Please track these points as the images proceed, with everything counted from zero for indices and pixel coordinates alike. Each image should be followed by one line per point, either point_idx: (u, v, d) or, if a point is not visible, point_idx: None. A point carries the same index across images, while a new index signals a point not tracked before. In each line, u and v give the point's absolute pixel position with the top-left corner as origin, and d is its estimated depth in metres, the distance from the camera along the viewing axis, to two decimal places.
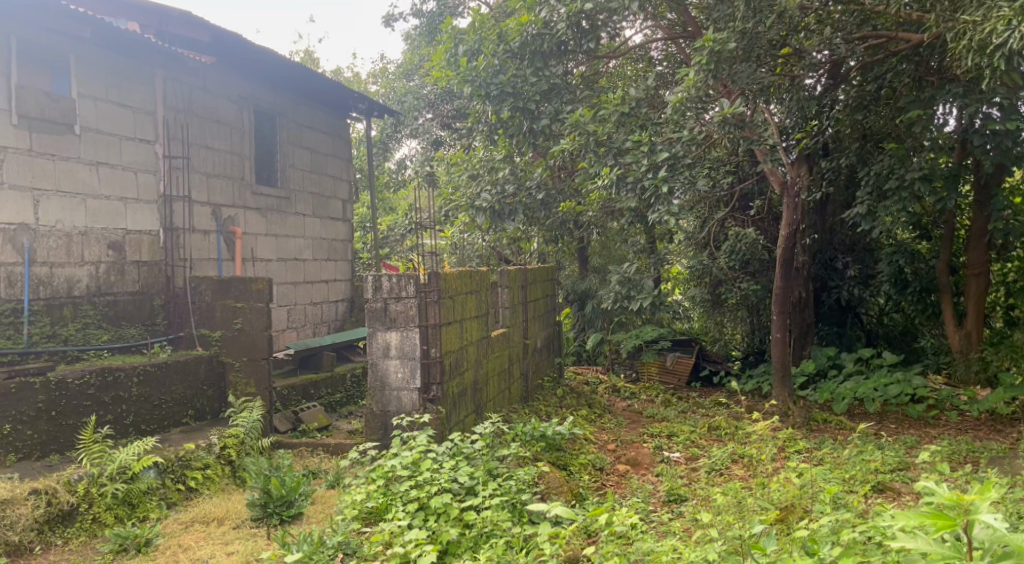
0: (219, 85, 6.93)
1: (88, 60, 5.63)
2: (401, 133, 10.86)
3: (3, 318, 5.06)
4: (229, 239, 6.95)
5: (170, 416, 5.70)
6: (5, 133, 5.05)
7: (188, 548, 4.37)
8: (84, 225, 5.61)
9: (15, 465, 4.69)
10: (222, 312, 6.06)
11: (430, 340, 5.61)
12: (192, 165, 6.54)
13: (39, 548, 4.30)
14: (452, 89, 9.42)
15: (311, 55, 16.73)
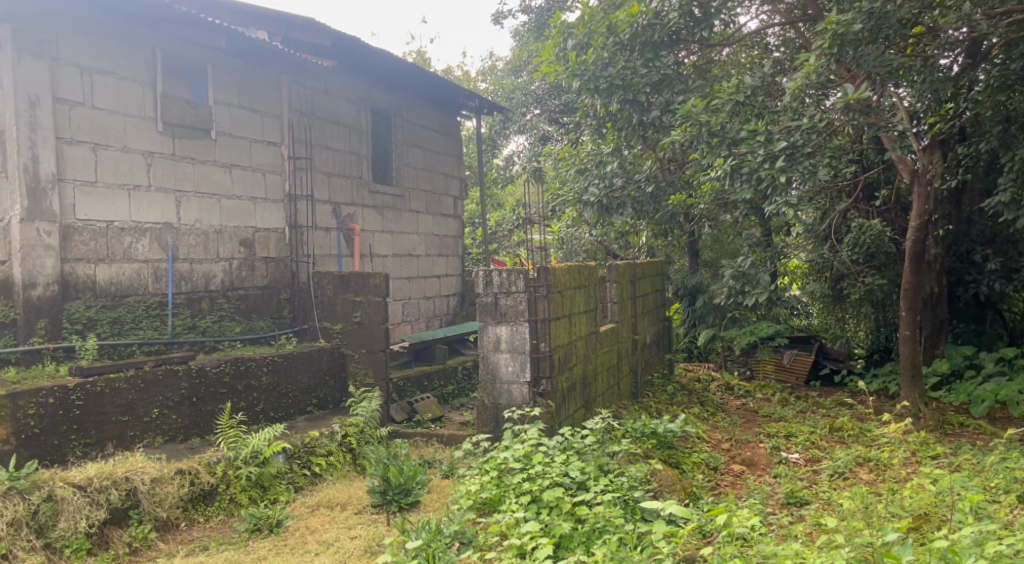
0: (340, 88, 7.22)
1: (222, 69, 6.01)
2: (509, 129, 11.01)
3: (150, 310, 5.49)
4: (349, 236, 7.22)
5: (297, 404, 6.02)
6: (151, 139, 5.46)
7: (316, 531, 4.64)
8: (219, 224, 5.99)
9: (162, 447, 5.09)
10: (342, 306, 6.31)
11: (539, 334, 5.65)
12: (315, 165, 6.85)
13: (184, 524, 4.66)
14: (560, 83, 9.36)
15: (423, 54, 17.21)
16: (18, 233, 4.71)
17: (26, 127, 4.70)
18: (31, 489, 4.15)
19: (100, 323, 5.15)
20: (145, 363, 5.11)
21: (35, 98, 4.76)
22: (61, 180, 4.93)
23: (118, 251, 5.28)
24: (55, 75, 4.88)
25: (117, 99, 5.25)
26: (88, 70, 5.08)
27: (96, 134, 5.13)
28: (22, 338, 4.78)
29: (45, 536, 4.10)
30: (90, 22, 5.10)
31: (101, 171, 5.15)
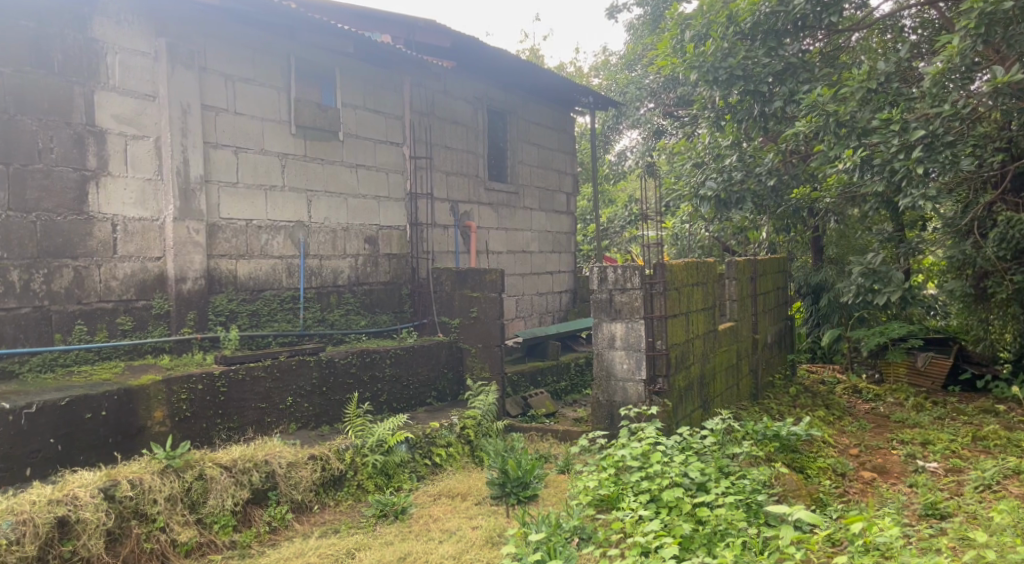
0: (459, 87, 7.39)
1: (350, 73, 6.29)
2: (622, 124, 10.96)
3: (284, 304, 5.83)
4: (465, 233, 7.38)
5: (417, 396, 6.23)
6: (286, 142, 5.80)
7: (438, 519, 4.78)
8: (346, 221, 6.28)
9: (296, 433, 5.40)
10: (460, 301, 6.48)
11: (656, 332, 5.56)
12: (435, 164, 7.05)
13: (317, 507, 4.91)
14: (676, 75, 9.18)
15: (537, 51, 17.51)
16: (171, 231, 5.12)
17: (178, 133, 5.12)
18: (185, 468, 4.45)
19: (241, 315, 5.53)
20: (281, 353, 5.44)
21: (186, 106, 5.16)
22: (208, 182, 5.33)
23: (256, 247, 5.64)
24: (203, 84, 5.28)
25: (255, 105, 5.61)
26: (231, 78, 5.46)
27: (238, 138, 5.50)
28: (175, 328, 5.20)
29: (197, 512, 4.39)
30: (233, 33, 5.48)
31: (242, 173, 5.53)
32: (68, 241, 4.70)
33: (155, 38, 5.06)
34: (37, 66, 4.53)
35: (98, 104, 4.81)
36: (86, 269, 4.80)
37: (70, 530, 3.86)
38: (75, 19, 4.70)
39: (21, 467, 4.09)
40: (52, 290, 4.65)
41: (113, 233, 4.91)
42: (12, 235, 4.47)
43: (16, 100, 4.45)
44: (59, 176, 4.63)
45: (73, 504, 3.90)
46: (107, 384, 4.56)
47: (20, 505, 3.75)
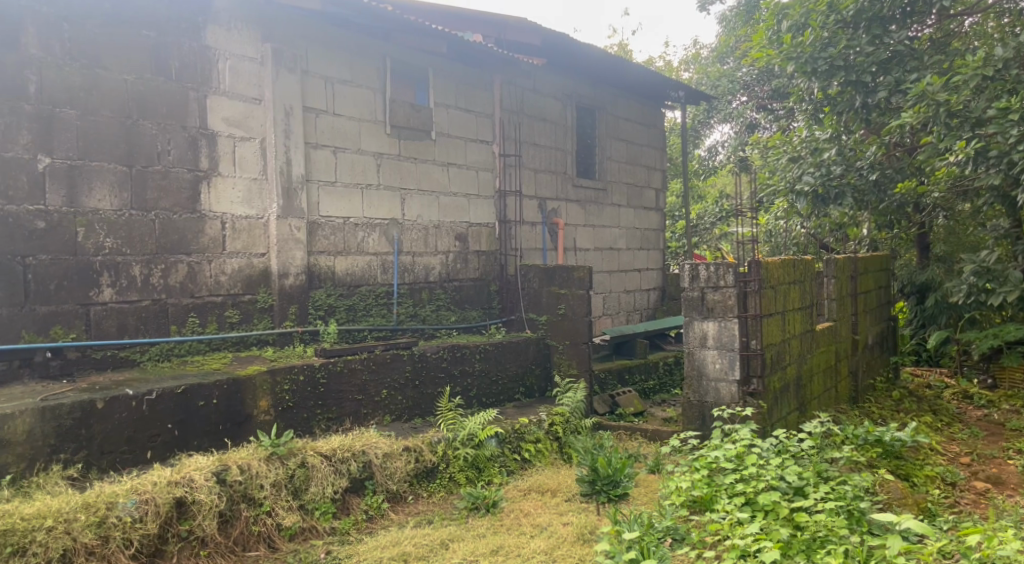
0: (548, 84, 7.44)
1: (443, 73, 6.43)
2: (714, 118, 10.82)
3: (379, 299, 6.01)
4: (553, 230, 7.43)
5: (505, 391, 6.32)
6: (382, 141, 5.98)
7: (529, 514, 4.81)
8: (438, 219, 6.42)
9: (391, 424, 5.57)
10: (548, 298, 6.51)
11: (750, 331, 5.41)
12: (524, 162, 7.13)
13: (411, 497, 5.03)
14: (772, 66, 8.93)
15: (626, 47, 17.48)
16: (275, 229, 5.35)
17: (282, 134, 5.35)
18: (289, 455, 4.63)
19: (339, 310, 5.73)
20: (376, 347, 5.59)
21: (290, 109, 5.39)
22: (309, 181, 5.55)
23: (353, 244, 5.83)
24: (305, 86, 5.49)
25: (354, 106, 5.81)
26: (331, 80, 5.66)
27: (337, 138, 5.70)
28: (278, 321, 5.44)
29: (300, 498, 4.57)
30: (333, 36, 5.68)
31: (340, 172, 5.73)
32: (182, 238, 4.98)
33: (262, 44, 5.31)
34: (157, 73, 4.84)
35: (210, 108, 5.09)
36: (198, 264, 5.07)
37: (187, 510, 4.07)
38: (191, 27, 4.99)
39: (143, 449, 4.37)
40: (169, 284, 4.94)
41: (222, 231, 5.17)
42: (134, 233, 4.76)
43: (138, 106, 4.76)
44: (175, 176, 4.92)
45: (189, 486, 4.11)
46: (218, 373, 4.81)
47: (143, 485, 3.99)
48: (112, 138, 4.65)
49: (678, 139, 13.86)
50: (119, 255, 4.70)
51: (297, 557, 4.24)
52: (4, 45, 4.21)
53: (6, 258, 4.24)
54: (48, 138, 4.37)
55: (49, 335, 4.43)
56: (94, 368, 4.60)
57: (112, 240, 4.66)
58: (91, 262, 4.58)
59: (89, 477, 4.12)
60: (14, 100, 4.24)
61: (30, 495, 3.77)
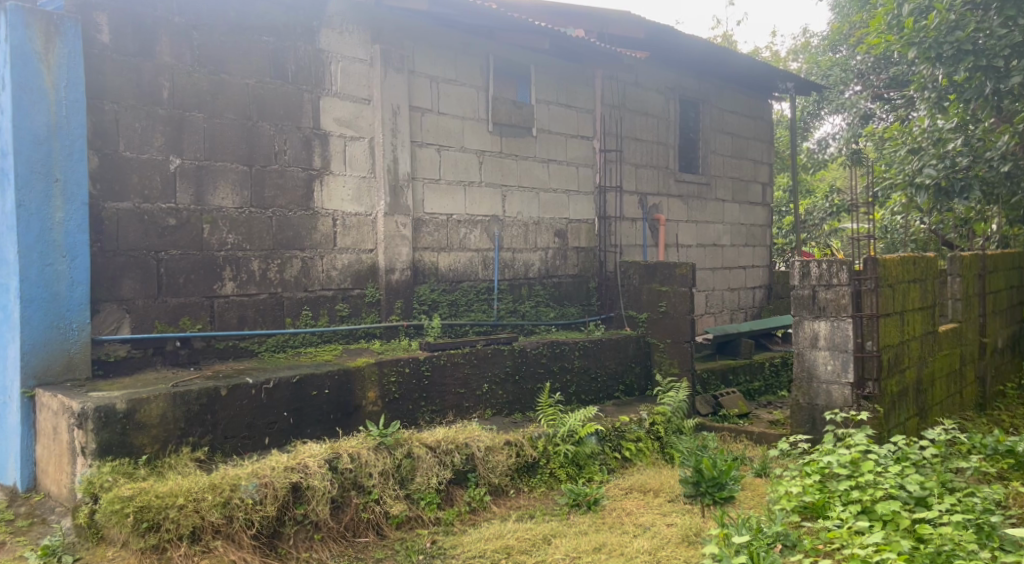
0: (651, 79, 7.49)
1: (543, 70, 6.53)
2: (824, 109, 10.50)
3: (480, 294, 6.18)
4: (653, 226, 7.49)
5: (604, 389, 6.32)
6: (484, 139, 6.16)
7: (632, 513, 4.77)
8: (537, 215, 6.56)
9: (492, 418, 5.65)
10: (648, 295, 6.50)
11: (865, 332, 5.15)
12: (624, 157, 7.19)
13: (513, 491, 5.08)
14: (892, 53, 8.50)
15: (730, 38, 17.15)
16: (383, 225, 5.55)
17: (389, 133, 5.55)
18: (396, 445, 4.73)
19: (442, 304, 5.92)
20: (478, 341, 5.72)
21: (397, 108, 5.60)
22: (414, 179, 5.74)
23: (455, 240, 6.02)
24: (412, 86, 5.69)
25: (458, 105, 5.99)
26: (436, 80, 5.84)
27: (441, 136, 5.89)
28: (385, 315, 5.64)
29: (406, 487, 4.67)
30: (438, 36, 5.85)
31: (444, 170, 5.92)
32: (297, 234, 5.21)
33: (371, 46, 5.50)
34: (275, 76, 5.07)
35: (323, 109, 5.30)
36: (312, 259, 5.29)
37: (302, 495, 4.20)
38: (306, 31, 5.21)
39: (262, 435, 4.59)
40: (284, 278, 5.18)
41: (334, 227, 5.39)
42: (253, 229, 5.01)
43: (258, 108, 5.01)
44: (291, 175, 5.16)
45: (304, 472, 4.24)
46: (330, 364, 5.01)
47: (263, 470, 4.12)
48: (234, 139, 4.91)
49: (786, 132, 13.77)
50: (239, 251, 4.96)
51: (404, 546, 4.36)
52: (140, 54, 4.49)
53: (141, 253, 4.52)
54: (178, 141, 4.65)
55: (179, 325, 4.71)
56: (217, 358, 4.88)
57: (234, 236, 4.92)
58: (215, 257, 4.85)
59: (213, 460, 4.36)
60: (149, 105, 4.52)
61: (163, 475, 4.01)
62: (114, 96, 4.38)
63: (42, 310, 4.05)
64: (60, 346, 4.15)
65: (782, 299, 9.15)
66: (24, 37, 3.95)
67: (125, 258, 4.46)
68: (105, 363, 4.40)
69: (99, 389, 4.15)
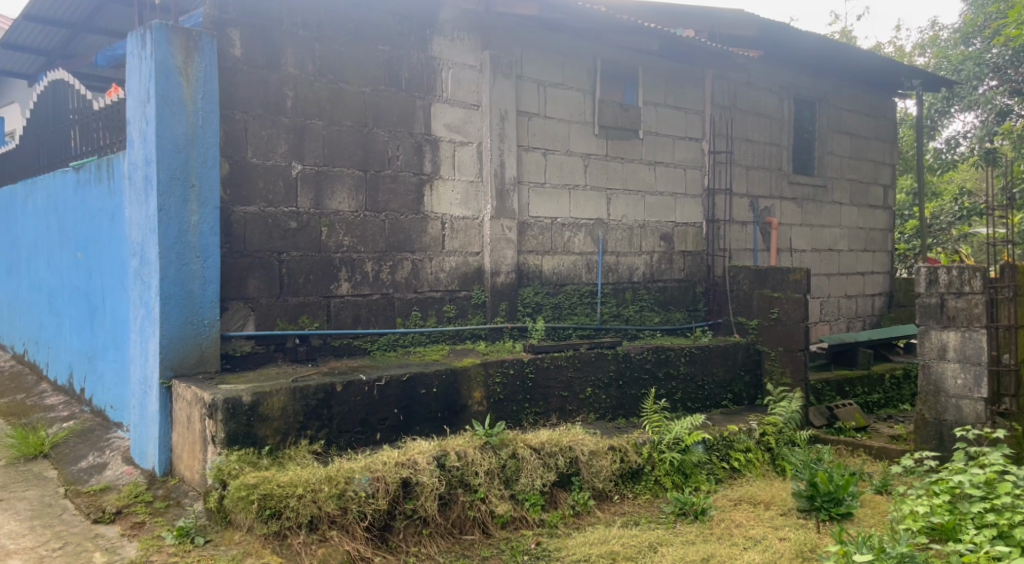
0: (764, 78, 7.33)
1: (650, 72, 6.49)
2: (953, 106, 9.95)
3: (584, 298, 6.20)
4: (764, 230, 7.35)
5: (711, 397, 6.19)
6: (590, 142, 6.18)
7: (742, 525, 4.62)
8: (643, 219, 6.52)
9: (596, 422, 5.64)
10: (759, 301, 6.40)
11: (1001, 344, 4.85)
12: (734, 159, 7.07)
13: (617, 497, 5.04)
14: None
15: (850, 35, 16.48)
16: (489, 228, 5.66)
17: (497, 137, 5.66)
18: (501, 445, 4.77)
19: (545, 307, 5.97)
20: (581, 345, 5.70)
21: (505, 113, 5.70)
22: (520, 183, 5.82)
23: (560, 243, 6.06)
24: (519, 91, 5.78)
25: (564, 108, 6.03)
26: (544, 84, 5.92)
27: (548, 140, 5.95)
28: (490, 317, 5.74)
29: (511, 488, 4.71)
30: (546, 41, 5.92)
31: (550, 173, 5.97)
32: (408, 237, 5.37)
33: (481, 52, 5.64)
34: (390, 84, 5.25)
35: (434, 115, 5.45)
36: (421, 261, 5.44)
37: (412, 490, 4.29)
38: (419, 40, 5.38)
39: (374, 431, 4.74)
40: (396, 279, 5.34)
41: (442, 230, 5.52)
42: (368, 232, 5.20)
43: (373, 115, 5.20)
44: (403, 180, 5.32)
45: (414, 468, 4.34)
46: (438, 364, 5.13)
47: (375, 465, 4.25)
48: (351, 145, 5.11)
49: (912, 131, 13.06)
50: (354, 253, 5.15)
51: (510, 546, 4.40)
52: (267, 66, 4.75)
53: (265, 255, 4.77)
54: (300, 148, 4.89)
55: (298, 323, 4.94)
56: (333, 355, 5.08)
57: (350, 239, 5.12)
58: (332, 259, 5.06)
59: (329, 453, 4.54)
60: (275, 114, 4.78)
61: (284, 465, 4.21)
62: (244, 106, 4.65)
63: (178, 307, 4.35)
64: (194, 341, 4.44)
65: (901, 308, 8.69)
66: (167, 54, 4.26)
67: (251, 259, 4.72)
68: (232, 357, 4.66)
69: (227, 382, 4.40)
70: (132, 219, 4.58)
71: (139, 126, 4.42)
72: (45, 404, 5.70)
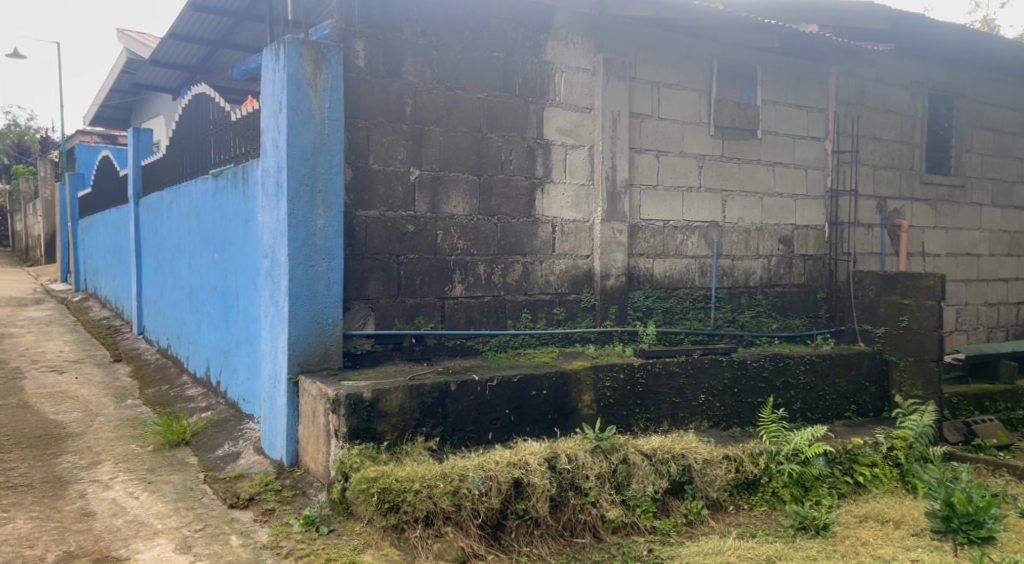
0: (895, 73, 6.95)
1: (769, 69, 6.29)
2: None
3: (697, 303, 6.09)
4: (894, 233, 6.99)
5: (834, 408, 5.93)
6: (705, 143, 6.05)
7: (869, 544, 4.39)
8: (761, 221, 6.32)
9: (709, 431, 5.51)
10: (887, 308, 6.15)
11: None
12: (861, 158, 6.74)
13: (732, 508, 4.90)
14: None
15: (990, 24, 15.38)
16: (600, 231, 5.64)
17: (609, 140, 5.63)
18: (611, 450, 4.72)
19: (657, 311, 5.90)
20: (694, 350, 5.59)
21: (618, 115, 5.67)
22: (632, 185, 5.77)
23: (672, 247, 5.97)
24: (633, 93, 5.74)
25: (679, 109, 5.93)
26: (658, 85, 5.85)
27: (661, 142, 5.87)
28: (600, 320, 5.71)
29: (622, 493, 4.65)
30: (661, 42, 5.85)
31: (662, 176, 5.89)
32: (519, 240, 5.43)
33: (595, 55, 5.63)
34: (504, 90, 5.34)
35: (547, 119, 5.49)
36: (532, 264, 5.49)
37: (524, 491, 4.32)
38: (533, 45, 5.43)
39: (486, 430, 4.81)
40: (507, 281, 5.41)
41: (553, 233, 5.55)
42: (481, 235, 5.30)
43: (488, 121, 5.29)
44: (516, 184, 5.39)
45: (525, 468, 4.37)
46: (548, 366, 5.16)
47: (488, 463, 4.31)
48: (465, 151, 5.22)
49: None
50: (468, 255, 5.26)
51: (621, 551, 4.35)
52: (388, 75, 4.92)
53: (384, 257, 4.95)
54: (418, 153, 5.04)
55: (414, 324, 5.09)
56: (447, 355, 5.21)
57: (464, 242, 5.24)
58: (446, 261, 5.19)
59: (444, 451, 4.64)
60: (395, 121, 4.94)
61: (401, 461, 4.35)
62: (367, 114, 4.84)
63: (305, 306, 4.58)
64: (319, 339, 4.66)
65: None
66: (298, 66, 4.49)
67: (371, 261, 4.90)
68: (353, 355, 4.85)
69: (349, 379, 4.60)
70: (264, 223, 4.86)
71: (272, 135, 4.68)
72: (187, 395, 6.16)
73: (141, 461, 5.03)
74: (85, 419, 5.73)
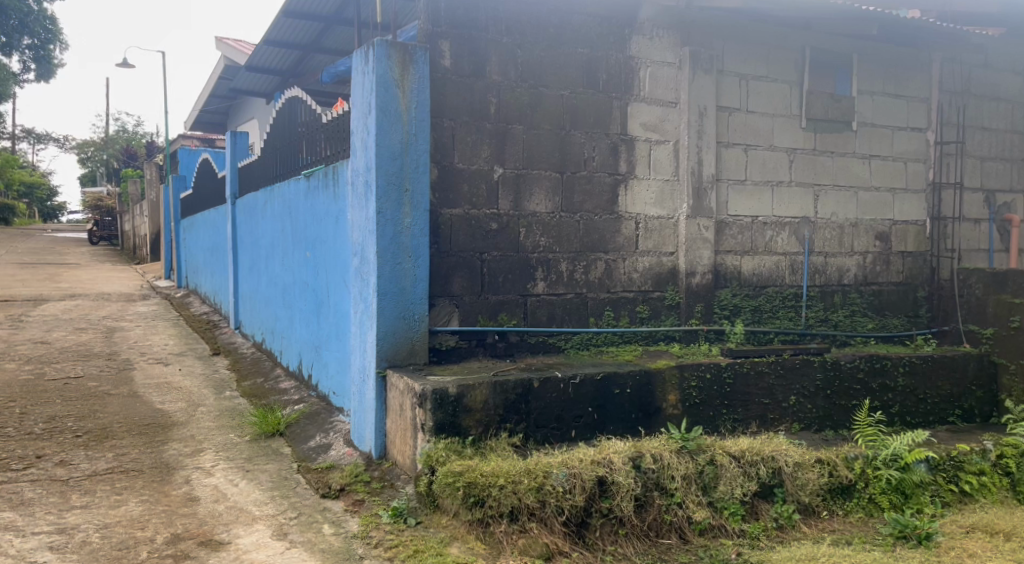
0: (1005, 58, 6.57)
1: (865, 58, 6.04)
2: None
3: (787, 301, 5.91)
4: (1003, 227, 6.64)
5: (936, 412, 5.64)
6: (797, 136, 5.86)
7: (977, 556, 4.15)
8: (856, 217, 6.08)
9: (800, 433, 5.34)
10: (996, 307, 5.86)
11: None
12: (967, 149, 6.39)
13: (826, 513, 4.72)
14: None
15: None
16: (685, 228, 5.54)
17: (696, 135, 5.52)
18: (698, 450, 4.63)
19: (744, 310, 5.75)
20: (784, 351, 5.43)
21: (704, 109, 5.56)
22: (719, 181, 5.65)
23: (762, 243, 5.82)
24: (720, 86, 5.62)
25: (769, 102, 5.77)
26: (747, 77, 5.70)
27: (749, 136, 5.72)
28: (685, 319, 5.62)
29: (709, 494, 4.55)
30: (751, 33, 5.70)
31: (751, 170, 5.74)
32: (602, 238, 5.40)
33: (681, 48, 5.54)
34: (588, 86, 5.31)
35: (631, 114, 5.43)
36: (615, 261, 5.45)
37: (607, 489, 4.24)
38: (619, 39, 5.39)
39: (569, 428, 4.80)
40: (590, 279, 5.39)
41: (636, 230, 5.48)
42: (563, 233, 5.29)
43: (572, 118, 5.28)
44: (598, 180, 5.35)
45: (609, 466, 4.31)
46: (632, 365, 5.09)
47: (572, 460, 4.28)
48: (549, 148, 5.22)
49: None
50: (550, 253, 5.26)
51: (709, 553, 4.25)
52: (473, 74, 4.96)
53: (468, 254, 5.01)
54: (501, 151, 5.07)
55: (497, 321, 5.13)
56: (530, 352, 5.22)
57: (546, 239, 5.24)
58: (529, 258, 5.20)
59: (528, 447, 4.65)
60: (479, 120, 4.99)
61: (486, 456, 4.40)
62: (452, 114, 4.90)
63: (393, 302, 4.68)
64: (406, 335, 4.75)
65: None
66: (386, 67, 4.59)
67: (456, 258, 4.97)
68: (439, 351, 4.94)
69: (434, 373, 4.68)
70: (354, 222, 4.99)
71: (362, 136, 4.80)
72: (280, 388, 6.40)
73: (239, 450, 5.26)
74: (187, 409, 6.03)
